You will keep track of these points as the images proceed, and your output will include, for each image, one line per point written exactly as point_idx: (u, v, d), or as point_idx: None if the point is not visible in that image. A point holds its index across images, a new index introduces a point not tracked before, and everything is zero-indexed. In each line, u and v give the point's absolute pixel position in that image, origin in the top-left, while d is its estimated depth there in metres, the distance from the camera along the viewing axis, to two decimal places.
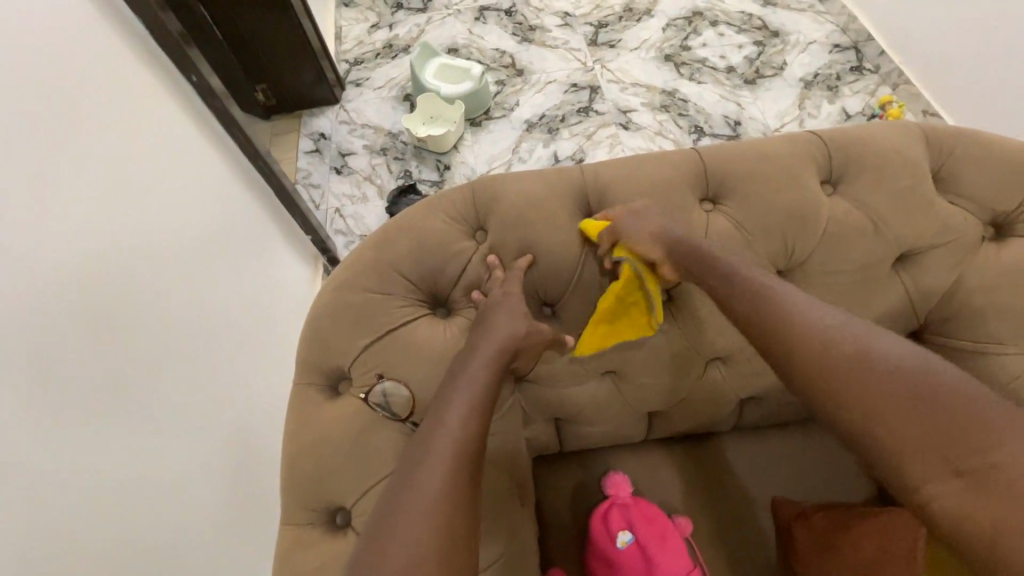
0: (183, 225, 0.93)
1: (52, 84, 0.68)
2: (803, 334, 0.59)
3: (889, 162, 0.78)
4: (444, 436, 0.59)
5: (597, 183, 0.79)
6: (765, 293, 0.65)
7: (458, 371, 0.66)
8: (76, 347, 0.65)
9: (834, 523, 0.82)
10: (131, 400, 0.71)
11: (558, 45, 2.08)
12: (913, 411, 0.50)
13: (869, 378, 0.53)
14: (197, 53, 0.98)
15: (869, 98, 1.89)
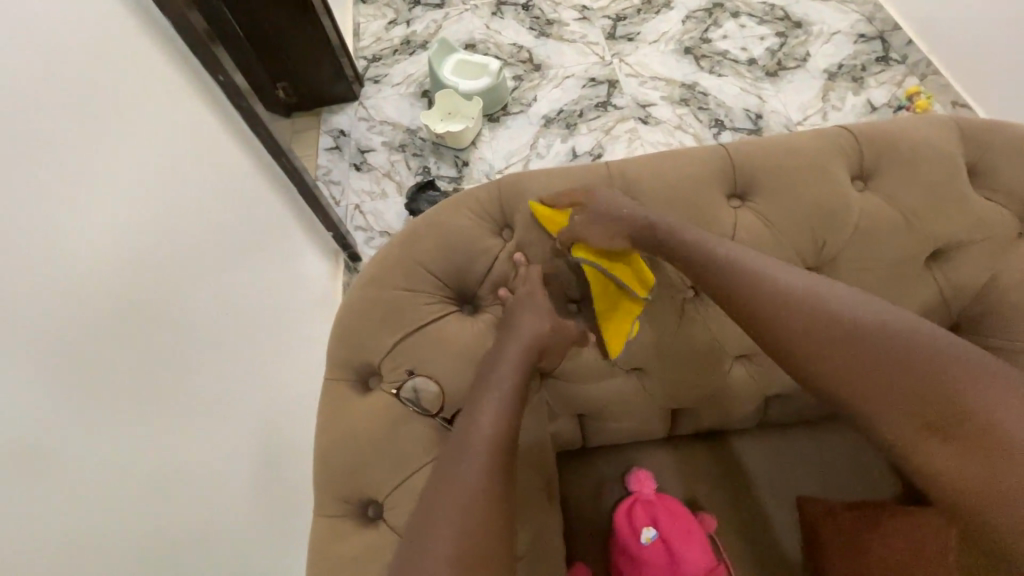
0: (204, 226, 0.95)
1: (77, 90, 0.70)
2: (810, 314, 0.62)
3: (922, 157, 0.76)
4: (478, 435, 0.61)
5: (623, 179, 0.79)
6: (759, 280, 0.67)
7: (489, 371, 0.68)
8: (99, 346, 0.67)
9: (862, 522, 0.82)
10: (150, 398, 0.73)
11: (576, 39, 2.07)
12: (909, 380, 0.56)
13: (865, 360, 0.58)
14: (222, 52, 0.99)
15: (896, 89, 1.85)
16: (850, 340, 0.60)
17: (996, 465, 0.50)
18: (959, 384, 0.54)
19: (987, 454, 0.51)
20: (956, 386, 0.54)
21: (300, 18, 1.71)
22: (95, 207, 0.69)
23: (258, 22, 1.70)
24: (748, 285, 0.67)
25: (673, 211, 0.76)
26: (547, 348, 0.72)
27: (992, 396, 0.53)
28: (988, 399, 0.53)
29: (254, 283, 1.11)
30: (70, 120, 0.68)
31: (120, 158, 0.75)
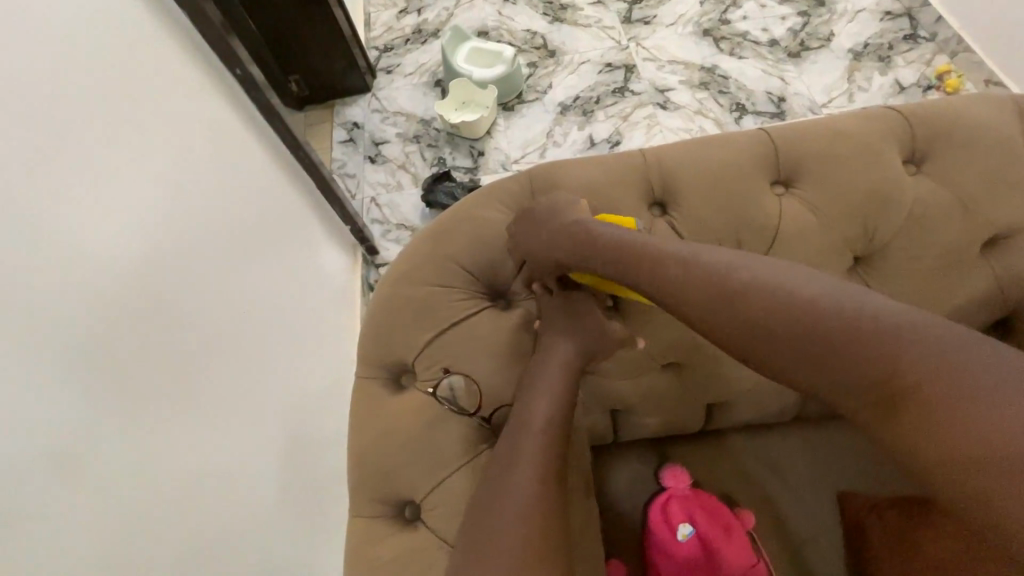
0: (221, 224, 0.94)
1: (94, 90, 0.68)
2: (732, 296, 0.58)
3: (973, 139, 0.72)
4: (529, 435, 0.60)
5: (661, 165, 0.75)
6: (690, 263, 0.62)
7: (538, 369, 0.67)
8: (122, 350, 0.66)
9: (906, 518, 0.77)
10: (172, 400, 0.73)
11: (591, 24, 2.02)
12: (841, 350, 0.51)
13: (802, 336, 0.53)
14: (239, 44, 0.97)
15: (925, 68, 1.79)
16: (778, 318, 0.55)
17: (945, 435, 0.44)
18: (895, 342, 0.49)
19: (944, 419, 0.45)
20: (893, 345, 0.49)
21: (311, 8, 1.68)
22: (115, 208, 0.69)
23: (269, 14, 1.68)
24: (674, 268, 0.63)
25: (713, 200, 0.72)
26: (596, 350, 0.70)
27: (938, 358, 0.47)
28: (930, 354, 0.47)
29: (264, 282, 1.07)
30: (88, 120, 0.67)
31: (137, 157, 0.74)
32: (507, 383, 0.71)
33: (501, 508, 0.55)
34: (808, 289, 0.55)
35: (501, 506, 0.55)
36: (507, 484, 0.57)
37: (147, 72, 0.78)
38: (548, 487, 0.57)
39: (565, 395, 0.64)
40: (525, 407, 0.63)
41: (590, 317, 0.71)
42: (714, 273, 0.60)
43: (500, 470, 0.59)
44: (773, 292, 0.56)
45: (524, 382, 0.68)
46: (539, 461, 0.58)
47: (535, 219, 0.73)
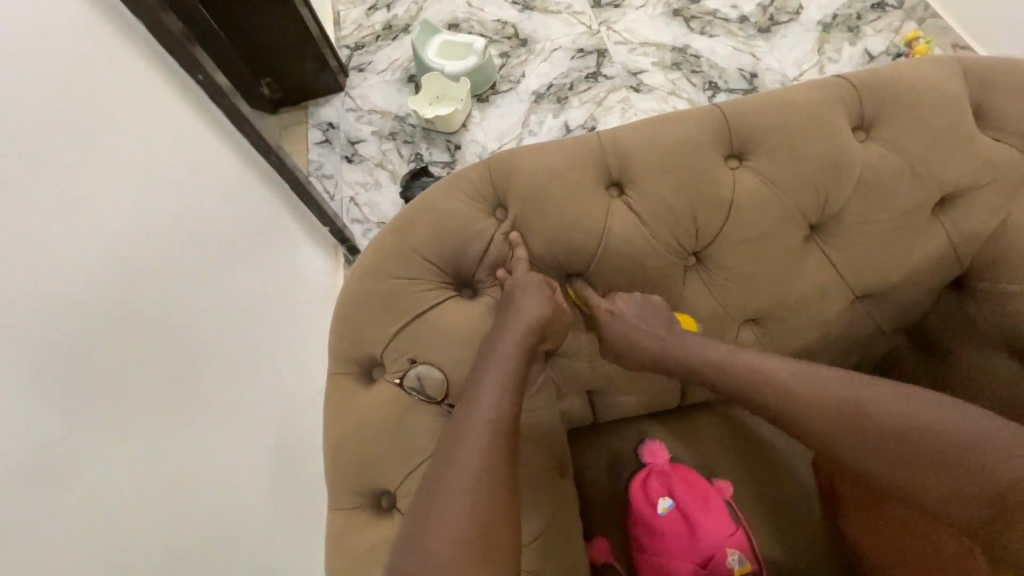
0: (207, 228, 0.96)
1: (61, 104, 0.69)
2: (798, 408, 0.64)
3: (925, 102, 0.73)
4: (481, 418, 0.62)
5: (617, 146, 0.76)
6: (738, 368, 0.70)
7: (489, 355, 0.68)
8: (115, 356, 0.68)
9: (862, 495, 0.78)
10: (170, 399, 0.75)
11: (561, 10, 2.01)
12: (902, 447, 0.58)
13: (863, 436, 0.60)
14: (201, 52, 0.95)
15: (894, 36, 1.79)
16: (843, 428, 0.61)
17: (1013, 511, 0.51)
18: (952, 448, 0.56)
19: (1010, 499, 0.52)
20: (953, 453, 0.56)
21: (278, 10, 1.67)
22: (94, 221, 0.70)
23: (237, 18, 1.67)
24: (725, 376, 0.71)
25: (670, 178, 0.73)
26: (549, 329, 0.71)
27: (977, 443, 0.55)
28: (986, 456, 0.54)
29: (253, 284, 1.10)
30: (63, 136, 0.68)
31: (115, 168, 0.75)
32: None
33: (453, 487, 0.56)
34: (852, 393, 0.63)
35: (452, 482, 0.57)
36: (456, 467, 0.58)
37: (117, 83, 0.79)
38: (497, 468, 0.59)
39: (513, 380, 0.66)
40: (478, 389, 0.65)
41: (552, 303, 0.72)
42: (778, 386, 0.66)
43: (448, 449, 0.60)
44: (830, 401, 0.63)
45: (476, 368, 0.69)
46: (490, 442, 0.60)
47: (525, 211, 0.74)
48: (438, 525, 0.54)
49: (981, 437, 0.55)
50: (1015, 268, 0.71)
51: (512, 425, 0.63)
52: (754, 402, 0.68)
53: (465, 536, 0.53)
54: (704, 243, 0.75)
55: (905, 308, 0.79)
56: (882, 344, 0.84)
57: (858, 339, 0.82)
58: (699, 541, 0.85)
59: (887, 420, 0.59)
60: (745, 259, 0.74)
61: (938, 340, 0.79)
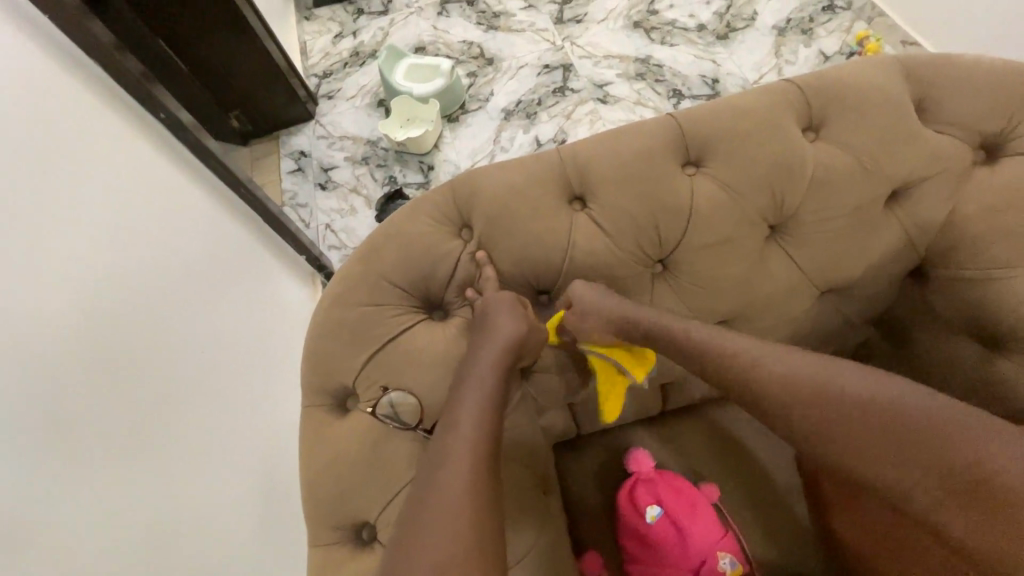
0: (186, 261, 0.99)
1: (34, 161, 0.71)
2: (780, 397, 0.63)
3: (869, 100, 0.76)
4: (460, 439, 0.62)
5: (577, 160, 0.76)
6: (729, 355, 0.68)
7: (466, 376, 0.68)
8: (94, 390, 0.71)
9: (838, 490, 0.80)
10: (152, 429, 0.78)
11: (525, 28, 2.05)
12: (895, 442, 0.56)
13: (854, 426, 0.58)
14: (162, 90, 0.94)
15: (845, 36, 1.86)
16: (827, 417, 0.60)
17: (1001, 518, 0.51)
18: (939, 442, 0.55)
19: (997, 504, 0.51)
20: (944, 450, 0.55)
21: (243, 43, 1.68)
22: (68, 270, 0.73)
23: (202, 54, 1.67)
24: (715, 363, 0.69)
25: (630, 189, 0.74)
26: (524, 346, 0.71)
27: (972, 440, 0.54)
28: (972, 450, 0.54)
29: (235, 317, 1.10)
30: (35, 191, 0.70)
31: (88, 219, 0.78)
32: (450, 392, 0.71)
33: (431, 512, 0.56)
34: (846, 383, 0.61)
35: (433, 505, 0.56)
36: (437, 490, 0.57)
37: (82, 132, 0.80)
38: (478, 490, 0.58)
39: (491, 400, 0.65)
40: (456, 410, 0.64)
41: (525, 319, 0.71)
42: (768, 372, 0.65)
43: (428, 473, 0.60)
44: (822, 391, 0.61)
45: (453, 390, 0.68)
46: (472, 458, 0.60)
47: (490, 230, 0.75)
48: (417, 552, 0.53)
49: (976, 434, 0.54)
50: (967, 255, 0.74)
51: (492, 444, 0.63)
52: (748, 388, 0.66)
53: (447, 562, 0.52)
54: (668, 251, 0.76)
55: (869, 300, 0.80)
56: (852, 337, 0.85)
57: (826, 333, 0.83)
58: (690, 548, 0.85)
59: (878, 409, 0.58)
60: (709, 263, 0.76)
61: (905, 329, 0.81)
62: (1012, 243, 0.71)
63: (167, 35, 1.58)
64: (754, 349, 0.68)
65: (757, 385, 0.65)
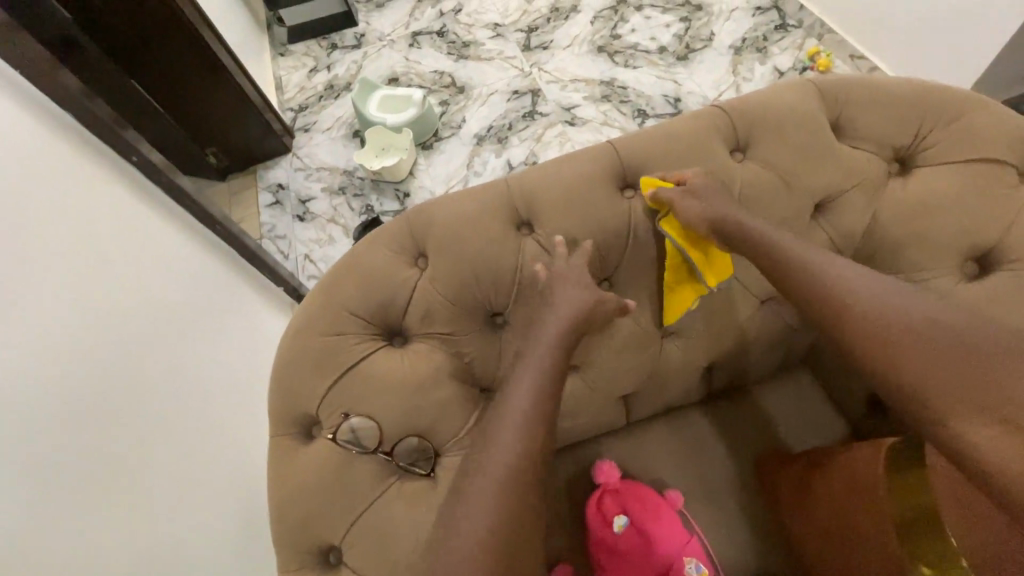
0: (180, 291, 1.07)
1: (23, 210, 0.76)
2: (839, 302, 0.67)
3: (791, 120, 0.82)
4: (494, 474, 0.65)
5: (524, 189, 0.81)
6: (799, 262, 0.72)
7: (505, 405, 0.70)
8: (87, 411, 0.80)
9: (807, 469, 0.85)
10: (138, 448, 0.86)
11: (493, 56, 2.14)
12: (943, 356, 0.60)
13: (905, 337, 0.62)
14: (135, 134, 0.98)
15: (798, 53, 1.94)
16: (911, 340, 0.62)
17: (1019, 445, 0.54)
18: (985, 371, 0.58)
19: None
20: (988, 368, 0.59)
21: (217, 82, 1.74)
22: (47, 313, 0.77)
23: (179, 94, 1.72)
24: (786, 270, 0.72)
25: (574, 212, 0.79)
26: (566, 363, 0.74)
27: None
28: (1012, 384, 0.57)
29: (216, 349, 1.14)
30: (19, 239, 0.75)
31: (68, 263, 0.82)
32: (408, 415, 0.74)
33: (449, 549, 0.62)
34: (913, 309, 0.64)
35: (463, 537, 0.62)
36: (466, 525, 0.63)
37: (65, 181, 0.85)
38: (503, 527, 0.63)
39: (522, 436, 0.68)
40: (490, 442, 0.68)
41: (570, 336, 0.74)
42: (833, 281, 0.69)
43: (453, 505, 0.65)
44: (881, 307, 0.65)
45: (492, 413, 0.71)
46: (495, 494, 0.64)
47: (443, 256, 0.79)
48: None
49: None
50: (890, 260, 0.79)
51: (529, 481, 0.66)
52: (804, 291, 0.70)
53: None
54: (611, 270, 0.82)
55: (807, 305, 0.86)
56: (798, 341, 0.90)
57: (770, 337, 0.90)
58: (656, 552, 0.88)
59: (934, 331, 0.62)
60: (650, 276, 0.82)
61: None
62: (927, 248, 0.77)
63: (142, 78, 1.63)
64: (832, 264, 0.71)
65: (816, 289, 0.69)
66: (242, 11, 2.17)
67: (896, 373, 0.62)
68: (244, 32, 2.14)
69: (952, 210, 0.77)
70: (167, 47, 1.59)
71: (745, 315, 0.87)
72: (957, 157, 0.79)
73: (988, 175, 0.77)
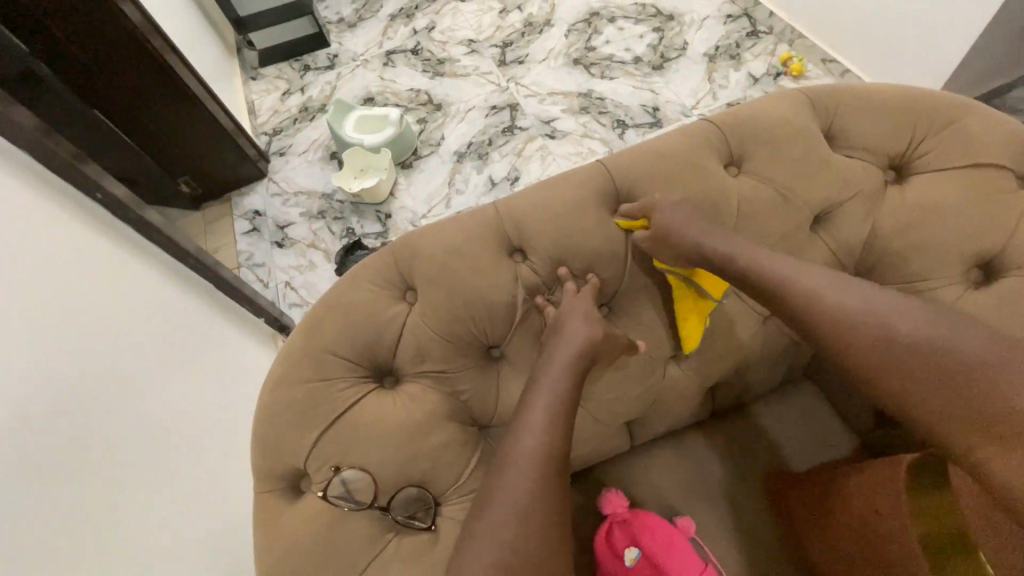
0: (158, 328, 1.02)
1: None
2: (830, 323, 0.66)
3: (782, 132, 0.80)
4: (505, 541, 0.59)
5: (512, 213, 0.77)
6: (784, 281, 0.70)
7: (511, 461, 0.65)
8: (61, 468, 0.74)
9: (826, 489, 0.82)
10: (114, 499, 0.80)
11: (469, 72, 2.11)
12: (937, 375, 0.59)
13: (899, 357, 0.61)
14: (97, 169, 0.92)
15: (771, 58, 1.95)
16: (909, 356, 0.61)
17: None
18: (977, 386, 0.57)
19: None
20: (981, 382, 0.57)
21: (186, 108, 1.68)
22: (26, 362, 0.72)
23: (147, 125, 1.66)
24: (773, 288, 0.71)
25: (566, 236, 0.76)
26: (576, 410, 0.70)
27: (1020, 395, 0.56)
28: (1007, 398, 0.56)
29: (201, 389, 1.09)
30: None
31: (49, 305, 0.78)
32: (402, 465, 0.69)
33: None
34: (906, 324, 0.62)
35: None
36: None
37: (39, 222, 0.81)
38: None
39: (530, 497, 0.62)
40: (497, 503, 0.62)
41: (576, 379, 0.70)
42: (817, 300, 0.67)
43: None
44: (871, 325, 0.63)
45: (498, 470, 0.65)
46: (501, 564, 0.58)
47: (433, 289, 0.74)
48: None
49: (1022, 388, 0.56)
50: (891, 270, 0.78)
51: (540, 548, 0.60)
52: (792, 310, 0.69)
53: None
54: (609, 296, 0.80)
55: None
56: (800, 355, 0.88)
57: (772, 351, 0.88)
58: None
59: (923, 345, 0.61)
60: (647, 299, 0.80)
61: None
62: (928, 257, 0.76)
63: (107, 109, 1.57)
64: (818, 279, 0.69)
65: (805, 309, 0.68)
66: (211, 36, 2.12)
67: (890, 392, 0.61)
68: (214, 58, 2.09)
69: (951, 216, 0.75)
70: (131, 76, 1.53)
71: (748, 332, 0.85)
72: (951, 162, 0.78)
73: (983, 179, 0.76)
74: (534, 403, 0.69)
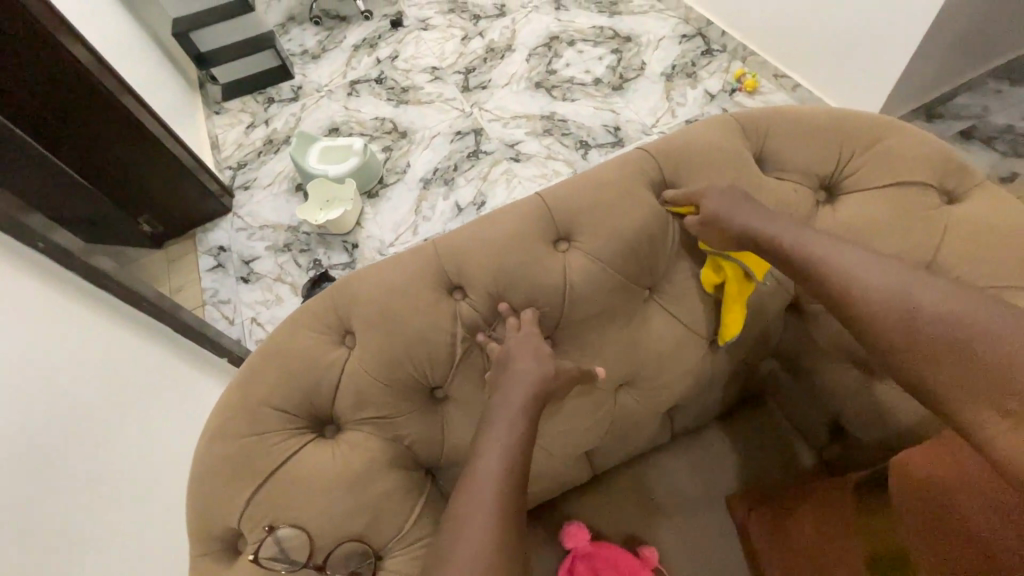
0: (124, 371, 0.98)
1: None
2: (859, 299, 0.65)
3: (716, 159, 0.81)
4: None
5: (453, 249, 0.76)
6: (807, 262, 0.70)
7: (464, 506, 0.62)
8: None
9: (777, 511, 0.83)
10: (43, 563, 0.77)
11: (433, 99, 2.13)
12: (958, 349, 0.57)
13: (921, 332, 0.59)
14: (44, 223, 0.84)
15: (725, 75, 2.00)
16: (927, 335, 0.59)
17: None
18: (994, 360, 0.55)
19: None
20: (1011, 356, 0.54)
21: (145, 148, 1.65)
22: None
23: (102, 165, 1.61)
24: (800, 267, 0.70)
25: (506, 272, 0.75)
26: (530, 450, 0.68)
27: None
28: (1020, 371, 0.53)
29: (161, 431, 1.04)
30: None
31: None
32: (342, 518, 0.68)
33: None
34: (934, 300, 0.60)
35: None
36: None
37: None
38: None
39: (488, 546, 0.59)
40: (449, 554, 0.60)
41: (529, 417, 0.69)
42: (838, 277, 0.67)
43: None
44: (894, 301, 0.62)
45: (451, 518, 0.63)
46: None
47: (370, 334, 0.72)
48: None
49: None
50: None
51: None
52: (822, 285, 0.68)
53: None
54: (553, 327, 0.78)
55: (750, 340, 0.87)
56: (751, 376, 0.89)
57: (722, 374, 0.89)
58: None
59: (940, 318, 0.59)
60: (592, 330, 0.79)
61: (794, 354, 0.90)
62: None
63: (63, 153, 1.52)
64: (850, 258, 0.67)
65: (836, 283, 0.67)
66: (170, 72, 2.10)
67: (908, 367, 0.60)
68: (174, 94, 2.06)
69: (883, 235, 0.77)
70: (87, 119, 1.50)
71: (698, 356, 0.85)
72: (880, 182, 0.80)
73: (911, 197, 0.78)
74: (487, 445, 0.67)
